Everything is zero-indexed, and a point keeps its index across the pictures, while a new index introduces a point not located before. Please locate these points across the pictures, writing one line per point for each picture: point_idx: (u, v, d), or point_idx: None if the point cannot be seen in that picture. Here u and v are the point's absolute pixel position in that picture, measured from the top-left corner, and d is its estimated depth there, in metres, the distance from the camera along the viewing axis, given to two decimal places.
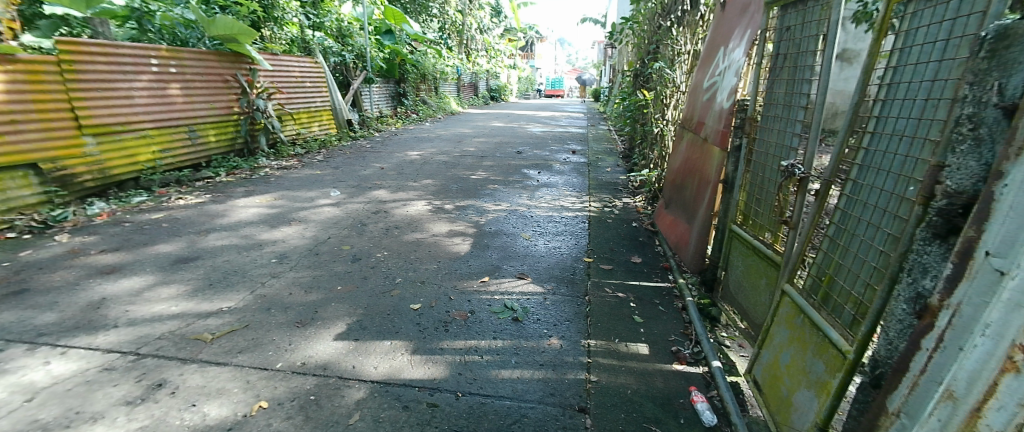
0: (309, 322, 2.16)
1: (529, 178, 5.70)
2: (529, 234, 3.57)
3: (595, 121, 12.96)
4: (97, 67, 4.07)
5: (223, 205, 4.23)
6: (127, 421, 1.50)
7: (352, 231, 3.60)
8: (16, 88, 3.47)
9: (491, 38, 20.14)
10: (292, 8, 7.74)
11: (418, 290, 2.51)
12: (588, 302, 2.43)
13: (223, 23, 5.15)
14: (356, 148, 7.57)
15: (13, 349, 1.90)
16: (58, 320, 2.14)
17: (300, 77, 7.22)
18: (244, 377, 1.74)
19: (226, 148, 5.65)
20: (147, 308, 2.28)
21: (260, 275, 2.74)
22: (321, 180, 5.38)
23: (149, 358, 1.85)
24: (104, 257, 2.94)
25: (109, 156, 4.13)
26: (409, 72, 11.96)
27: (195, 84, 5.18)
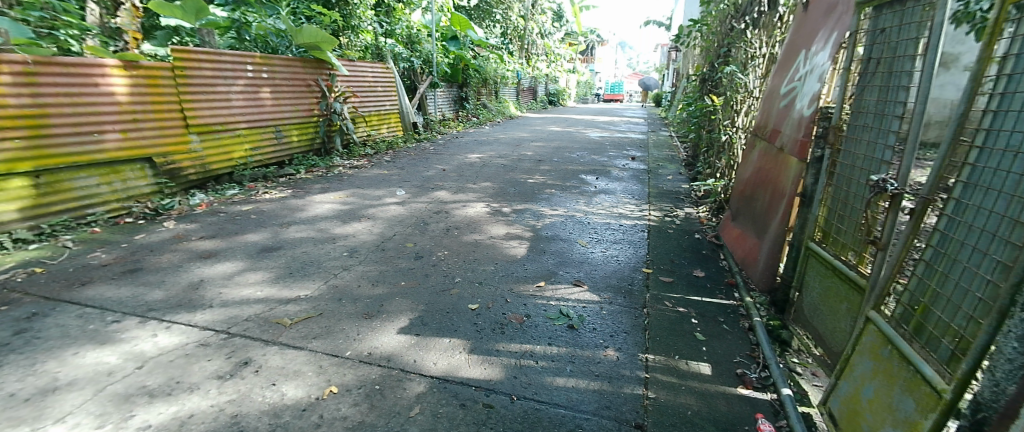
0: (375, 315, 2.28)
1: (586, 184, 5.65)
2: (586, 241, 3.52)
3: (657, 127, 12.57)
4: (203, 73, 4.55)
5: (302, 200, 4.57)
6: (219, 394, 1.66)
7: (415, 230, 3.75)
8: (139, 91, 3.96)
9: (553, 42, 20.16)
10: (367, 17, 8.22)
11: (476, 291, 2.57)
12: (646, 315, 2.36)
13: (308, 32, 5.58)
14: (419, 150, 7.87)
15: (129, 321, 2.17)
16: (165, 297, 2.42)
17: (372, 81, 7.64)
18: (317, 362, 1.87)
19: (306, 148, 6.09)
20: (236, 291, 2.52)
21: (332, 267, 2.93)
22: (388, 179, 5.65)
23: (236, 338, 2.03)
24: (202, 243, 3.28)
25: (209, 152, 4.61)
26: (472, 76, 12.26)
27: (282, 88, 5.64)
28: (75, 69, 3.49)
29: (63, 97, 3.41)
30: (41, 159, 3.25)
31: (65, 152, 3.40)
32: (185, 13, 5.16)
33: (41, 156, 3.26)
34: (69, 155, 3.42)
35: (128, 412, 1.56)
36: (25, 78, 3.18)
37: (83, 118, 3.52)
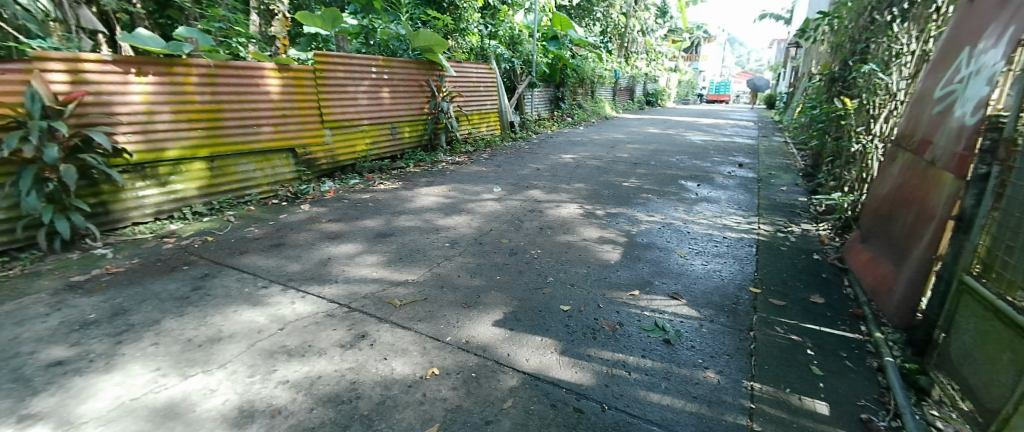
0: (473, 305, 2.40)
1: (686, 190, 5.35)
2: (685, 251, 3.34)
3: (770, 132, 11.47)
4: (337, 74, 5.12)
5: (411, 192, 4.94)
6: (341, 360, 1.87)
7: (510, 226, 3.86)
8: (287, 90, 4.58)
9: (655, 40, 19.29)
10: (474, 19, 8.59)
11: (568, 292, 2.57)
12: (752, 339, 2.18)
13: (425, 36, 5.98)
14: (515, 148, 8.06)
15: (272, 288, 2.53)
16: (301, 270, 2.79)
17: (476, 81, 7.97)
18: (422, 343, 2.02)
19: (416, 143, 6.56)
20: (357, 270, 2.82)
21: (435, 256, 3.13)
22: (486, 176, 5.87)
23: (355, 313, 2.28)
24: (330, 225, 3.71)
25: (338, 145, 5.19)
26: (569, 76, 12.22)
27: (399, 88, 6.13)
28: (243, 72, 4.14)
29: (233, 95, 4.07)
30: (215, 146, 3.92)
31: (232, 141, 4.06)
32: (324, 22, 5.86)
33: (215, 143, 3.93)
34: (236, 144, 4.09)
35: (272, 366, 1.83)
36: (207, 79, 3.85)
37: (247, 113, 4.18)
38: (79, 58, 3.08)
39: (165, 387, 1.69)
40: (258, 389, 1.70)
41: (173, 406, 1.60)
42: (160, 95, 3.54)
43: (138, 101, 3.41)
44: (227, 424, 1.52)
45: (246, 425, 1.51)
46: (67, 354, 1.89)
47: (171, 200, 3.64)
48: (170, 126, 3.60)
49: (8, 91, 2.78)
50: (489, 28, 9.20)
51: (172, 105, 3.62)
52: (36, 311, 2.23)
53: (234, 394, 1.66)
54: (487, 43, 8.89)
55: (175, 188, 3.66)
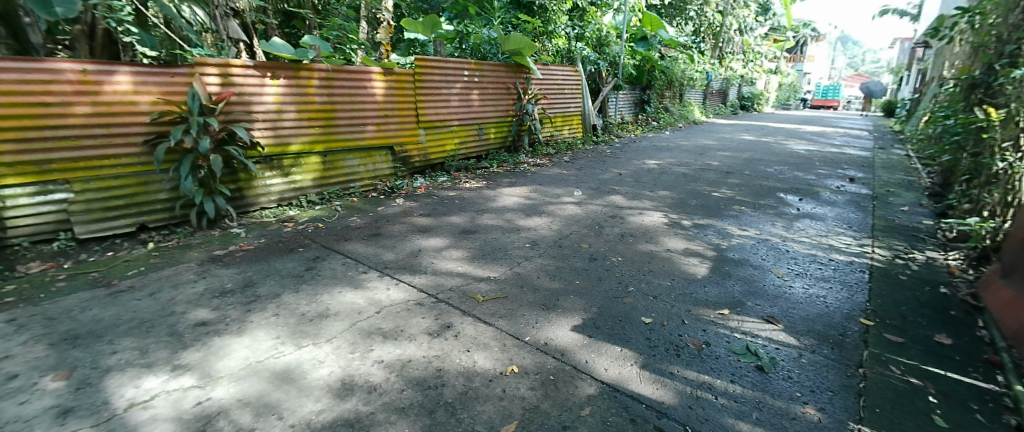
0: (552, 307, 2.42)
1: (785, 204, 4.92)
2: (783, 271, 3.08)
3: (887, 142, 10.15)
4: (433, 77, 5.42)
5: (493, 192, 5.09)
6: (429, 348, 2.01)
7: (590, 231, 3.82)
8: (390, 92, 4.94)
9: (754, 40, 17.88)
10: (562, 22, 8.57)
11: (650, 304, 2.49)
12: (861, 377, 1.96)
13: (515, 39, 6.13)
14: (597, 152, 7.95)
15: (370, 273, 2.78)
16: (395, 259, 3.03)
17: (561, 83, 7.96)
18: (503, 340, 2.09)
19: (500, 144, 6.74)
20: (444, 264, 3.00)
21: (515, 255, 3.21)
22: (567, 179, 5.87)
23: (442, 304, 2.43)
24: (421, 219, 3.98)
25: (431, 144, 5.50)
26: (657, 78, 11.76)
27: (488, 90, 6.33)
28: (355, 75, 4.54)
29: (346, 97, 4.49)
30: (328, 142, 4.36)
31: (342, 138, 4.49)
32: (424, 28, 6.23)
33: (328, 140, 4.36)
34: (345, 141, 4.51)
35: (369, 345, 2.01)
36: (326, 82, 4.29)
37: (356, 113, 4.59)
38: (229, 63, 3.59)
39: (284, 354, 1.93)
40: (357, 366, 1.87)
41: (289, 371, 1.82)
42: (288, 96, 4.01)
43: (271, 101, 3.90)
44: (331, 394, 1.70)
45: (347, 397, 1.68)
46: (209, 316, 2.22)
47: (291, 188, 4.12)
48: (294, 123, 4.07)
49: (176, 91, 3.36)
50: (576, 29, 9.13)
51: (297, 105, 4.08)
52: (186, 277, 2.65)
53: (338, 367, 1.85)
54: (574, 45, 8.84)
55: (295, 178, 4.14)
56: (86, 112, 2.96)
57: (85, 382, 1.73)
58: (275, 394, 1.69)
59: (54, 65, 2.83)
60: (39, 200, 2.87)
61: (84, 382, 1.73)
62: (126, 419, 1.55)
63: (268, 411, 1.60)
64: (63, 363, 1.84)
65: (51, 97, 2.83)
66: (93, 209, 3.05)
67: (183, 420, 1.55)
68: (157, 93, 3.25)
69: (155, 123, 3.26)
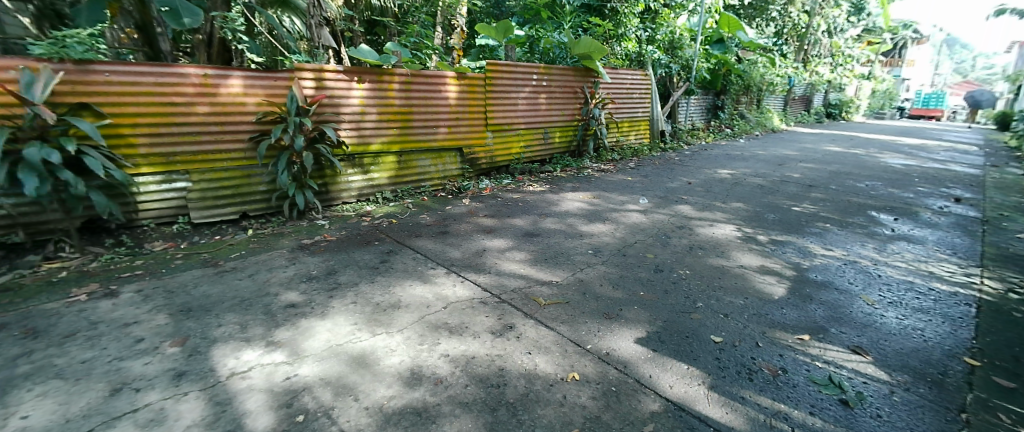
0: (615, 317, 2.39)
1: (876, 223, 4.49)
2: (874, 298, 2.81)
3: (1007, 159, 8.89)
4: (503, 81, 5.53)
5: (557, 196, 5.11)
6: (492, 347, 2.07)
7: (656, 241, 3.71)
8: (462, 96, 5.11)
9: (845, 42, 16.39)
10: (633, 24, 8.38)
11: (721, 322, 2.38)
12: (965, 423, 1.75)
13: (585, 43, 6.10)
14: (665, 159, 7.68)
15: (438, 269, 2.98)
16: (460, 259, 3.15)
17: (631, 87, 7.76)
18: (564, 346, 2.10)
19: (564, 149, 6.73)
20: (508, 265, 3.08)
21: (578, 261, 3.20)
22: (632, 186, 5.74)
23: (504, 304, 2.50)
24: (485, 220, 4.10)
25: (497, 147, 5.63)
26: (733, 82, 11.12)
27: (555, 95, 6.34)
28: (431, 80, 4.75)
29: (422, 100, 4.71)
30: (404, 143, 4.62)
31: (416, 139, 4.72)
32: (497, 32, 6.36)
33: (404, 141, 4.62)
34: (418, 143, 4.75)
35: (435, 340, 2.12)
36: (405, 85, 4.53)
37: (429, 116, 4.81)
38: (323, 69, 3.91)
39: (360, 340, 2.11)
40: (425, 357, 1.98)
41: (364, 356, 1.98)
42: (372, 99, 4.29)
43: (356, 104, 4.19)
44: (402, 382, 1.81)
45: (415, 387, 1.78)
46: (297, 299, 2.47)
47: (369, 185, 4.41)
48: (375, 125, 4.35)
49: (277, 93, 3.72)
50: (647, 32, 8.93)
51: (379, 107, 4.35)
52: (278, 262, 2.94)
53: (407, 358, 1.98)
54: (645, 48, 8.57)
55: (373, 176, 4.42)
56: (205, 112, 3.37)
57: (195, 349, 1.98)
58: (352, 376, 1.84)
59: (182, 70, 3.23)
60: (164, 187, 3.28)
61: (195, 350, 1.98)
62: (227, 386, 1.76)
63: (346, 392, 1.75)
64: (179, 331, 2.11)
65: (178, 98, 3.23)
66: (206, 197, 3.44)
67: (274, 392, 1.73)
68: (263, 96, 3.62)
69: (259, 123, 3.63)
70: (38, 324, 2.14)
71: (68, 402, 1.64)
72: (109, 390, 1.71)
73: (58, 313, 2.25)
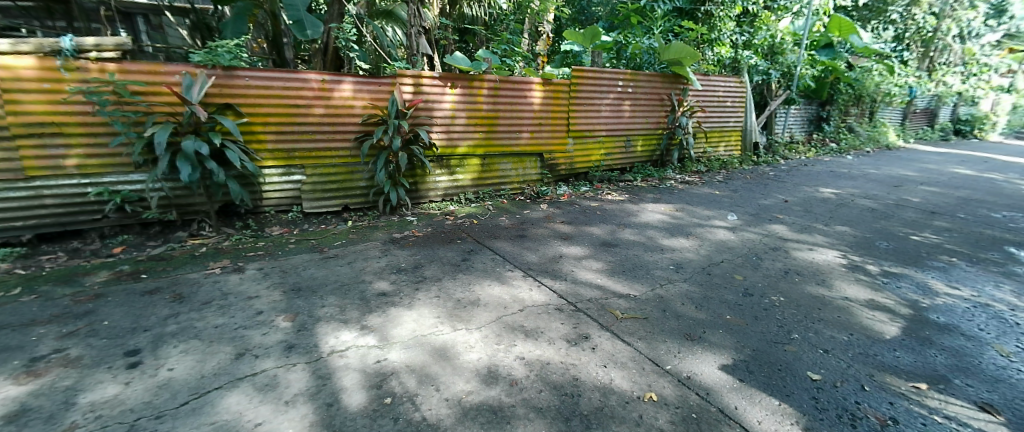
0: (697, 339, 2.28)
1: (1018, 262, 3.82)
2: (1012, 350, 2.40)
3: None
4: (588, 88, 5.49)
5: (636, 206, 4.98)
6: (567, 355, 2.08)
7: (745, 262, 3.48)
8: (546, 101, 5.17)
9: (983, 48, 14.14)
10: (728, 28, 7.86)
11: (820, 359, 2.17)
12: None
13: (676, 49, 5.85)
14: (757, 173, 7.14)
15: (516, 272, 3.07)
16: (537, 264, 3.22)
17: (723, 96, 7.32)
18: (642, 364, 2.04)
19: (646, 158, 6.54)
20: (584, 274, 3.08)
21: (657, 276, 3.09)
22: (719, 201, 5.42)
23: (580, 313, 2.50)
24: (562, 227, 4.13)
25: (578, 153, 5.62)
26: (842, 92, 10.01)
27: (640, 101, 6.15)
28: (517, 86, 4.89)
29: (508, 105, 4.87)
30: (488, 147, 4.80)
31: (500, 143, 4.89)
32: (584, 38, 6.34)
33: (488, 144, 4.81)
34: (501, 147, 4.91)
35: (512, 341, 2.18)
36: (493, 91, 4.71)
37: (514, 121, 4.94)
38: (420, 75, 4.20)
39: (442, 333, 2.24)
40: (501, 357, 2.05)
41: (445, 349, 2.10)
42: (462, 104, 4.53)
43: (447, 108, 4.45)
44: (479, 378, 1.89)
45: (492, 385, 1.85)
46: (387, 289, 2.69)
47: (454, 186, 4.64)
48: (463, 128, 4.59)
49: (381, 98, 4.04)
50: (744, 36, 8.27)
51: (467, 112, 4.58)
52: (372, 253, 3.23)
53: (485, 356, 2.06)
54: (741, 53, 7.93)
55: (458, 177, 4.65)
56: (320, 113, 3.76)
57: (303, 326, 2.23)
58: (434, 367, 1.97)
59: (305, 76, 3.64)
60: (284, 179, 3.70)
61: (303, 326, 2.23)
62: (328, 362, 1.97)
63: (429, 381, 1.87)
64: (290, 308, 2.40)
65: (300, 100, 3.65)
66: (316, 190, 3.84)
67: (366, 373, 1.91)
68: (368, 99, 3.96)
69: (364, 124, 3.97)
70: (183, 291, 2.53)
71: (205, 360, 1.93)
72: (235, 354, 1.98)
73: (198, 282, 2.64)
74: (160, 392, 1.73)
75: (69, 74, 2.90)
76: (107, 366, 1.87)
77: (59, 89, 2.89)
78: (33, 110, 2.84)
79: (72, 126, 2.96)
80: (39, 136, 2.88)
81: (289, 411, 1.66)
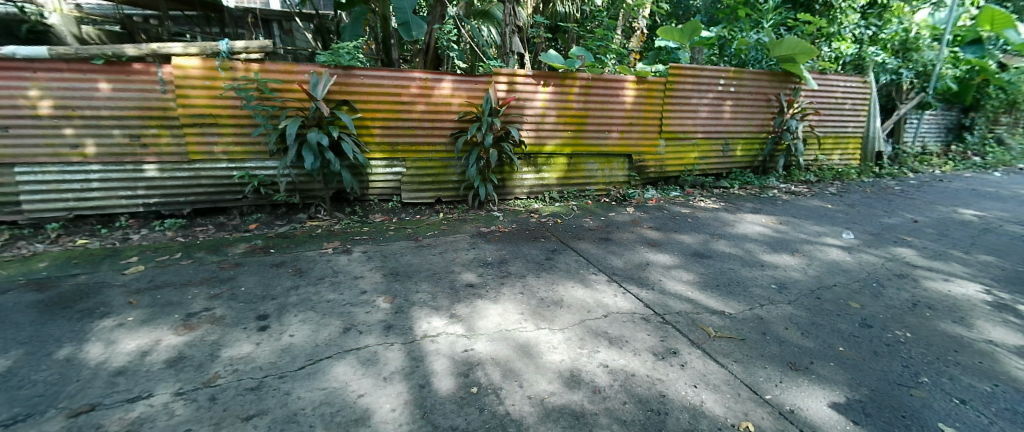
0: (803, 370, 2.08)
1: None
2: None
3: None
4: (685, 86, 5.20)
5: (732, 216, 4.65)
6: (653, 369, 2.01)
7: (864, 288, 3.08)
8: (639, 100, 4.99)
9: None
10: (851, 21, 6.90)
11: (959, 411, 1.87)
12: None
13: (789, 43, 5.31)
14: (878, 187, 6.29)
15: (599, 275, 3.03)
16: (624, 269, 3.15)
17: (841, 97, 6.52)
18: (737, 390, 1.91)
19: (747, 164, 6.06)
20: (673, 284, 2.95)
21: (756, 295, 2.86)
22: (831, 216, 4.86)
23: (668, 326, 2.40)
24: (650, 232, 3.99)
25: (669, 156, 5.38)
26: (992, 96, 8.20)
27: (744, 102, 5.67)
28: (611, 84, 4.77)
29: (599, 104, 4.78)
30: (576, 146, 4.78)
31: (588, 143, 4.84)
32: (682, 34, 6.02)
33: (576, 143, 4.78)
34: (590, 146, 4.86)
35: (596, 347, 2.16)
36: (585, 90, 4.65)
37: (604, 120, 4.85)
38: (515, 73, 4.29)
39: (526, 330, 2.29)
40: (585, 363, 2.04)
41: (529, 347, 2.14)
42: (553, 102, 4.55)
43: (539, 106, 4.50)
44: (562, 380, 1.90)
45: (575, 390, 1.84)
46: (475, 281, 2.82)
47: (540, 184, 4.71)
48: (552, 126, 4.61)
49: (477, 95, 4.19)
50: (870, 30, 7.17)
51: (558, 110, 4.59)
52: (461, 245, 3.38)
53: (568, 358, 2.06)
54: (867, 49, 6.95)
55: (544, 176, 4.71)
56: (421, 110, 4.00)
57: (400, 309, 2.41)
58: (517, 363, 2.01)
59: (411, 75, 3.89)
60: (387, 170, 4.02)
61: (400, 309, 2.42)
62: (421, 345, 2.10)
63: (513, 376, 1.92)
64: (389, 291, 2.60)
65: (404, 97, 3.91)
66: (413, 182, 4.12)
67: (454, 360, 2.01)
68: (465, 97, 4.13)
69: (460, 121, 4.15)
70: (302, 266, 2.86)
71: (319, 331, 2.16)
72: (343, 329, 2.20)
73: (314, 260, 2.96)
74: (283, 355, 1.97)
75: (224, 73, 3.38)
76: (243, 327, 2.17)
77: (217, 86, 3.38)
78: (197, 104, 3.36)
79: (225, 118, 3.45)
80: (200, 125, 3.41)
81: (387, 387, 1.80)
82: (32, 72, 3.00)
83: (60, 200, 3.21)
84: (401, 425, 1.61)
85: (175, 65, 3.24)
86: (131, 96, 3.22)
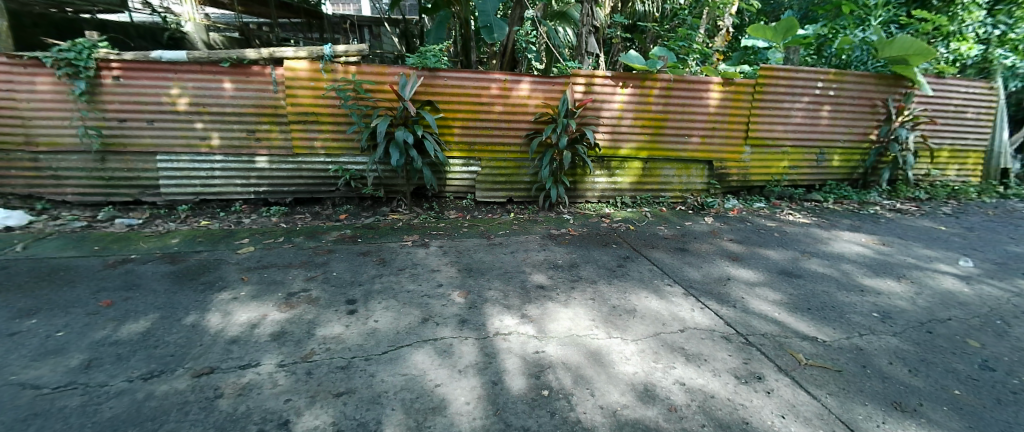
0: (910, 412, 1.85)
1: None
2: None
3: None
4: (777, 89, 4.82)
5: (826, 233, 4.26)
6: (735, 393, 1.90)
7: (987, 325, 2.68)
8: (724, 104, 4.71)
9: None
10: (975, 18, 5.77)
11: None
12: None
13: (901, 43, 4.75)
14: (1008, 208, 5.42)
15: (675, 287, 2.91)
16: (703, 282, 3.01)
17: (961, 105, 5.70)
18: (830, 425, 1.74)
19: (845, 176, 5.51)
20: (757, 303, 2.77)
21: (854, 322, 2.59)
22: (946, 239, 4.27)
23: (752, 348, 2.25)
24: (731, 245, 3.76)
25: (754, 164, 5.04)
26: None
27: (845, 107, 5.15)
28: (693, 86, 4.55)
29: (679, 107, 4.58)
30: (652, 150, 4.63)
31: (665, 147, 4.67)
32: (776, 32, 5.58)
33: (653, 148, 4.63)
34: (667, 151, 4.69)
35: (672, 362, 2.09)
36: (665, 91, 4.48)
37: (684, 124, 4.64)
38: (593, 74, 4.24)
39: (597, 337, 2.26)
40: (659, 378, 1.97)
41: (600, 355, 2.11)
42: (631, 104, 4.44)
43: (616, 108, 4.41)
44: (635, 394, 1.86)
45: (649, 405, 1.79)
46: (545, 282, 2.83)
47: (612, 188, 4.63)
48: (628, 129, 4.51)
49: (554, 96, 4.19)
50: (999, 29, 5.85)
51: (635, 112, 4.47)
52: (532, 246, 3.41)
53: (642, 371, 2.01)
54: (994, 52, 5.83)
55: (617, 180, 4.62)
56: (499, 110, 4.08)
57: (473, 305, 2.49)
58: (588, 370, 2.00)
59: (491, 76, 3.98)
60: (464, 169, 4.16)
61: (473, 304, 2.49)
62: (494, 342, 2.16)
63: (584, 383, 1.91)
64: (464, 286, 2.70)
65: (484, 98, 4.01)
66: (487, 182, 4.22)
67: (526, 360, 2.04)
68: (542, 98, 4.15)
69: (535, 122, 4.17)
70: (385, 256, 3.04)
71: (400, 319, 2.29)
72: (421, 319, 2.31)
73: (396, 251, 3.14)
74: (368, 339, 2.11)
75: (327, 74, 3.67)
76: (335, 309, 2.35)
77: (320, 86, 3.68)
78: (303, 103, 3.69)
79: (325, 116, 3.75)
80: (304, 123, 3.74)
81: (461, 380, 1.87)
82: (173, 73, 3.47)
83: (189, 186, 3.69)
84: (474, 419, 1.66)
85: (287, 67, 3.59)
86: (250, 95, 3.60)
